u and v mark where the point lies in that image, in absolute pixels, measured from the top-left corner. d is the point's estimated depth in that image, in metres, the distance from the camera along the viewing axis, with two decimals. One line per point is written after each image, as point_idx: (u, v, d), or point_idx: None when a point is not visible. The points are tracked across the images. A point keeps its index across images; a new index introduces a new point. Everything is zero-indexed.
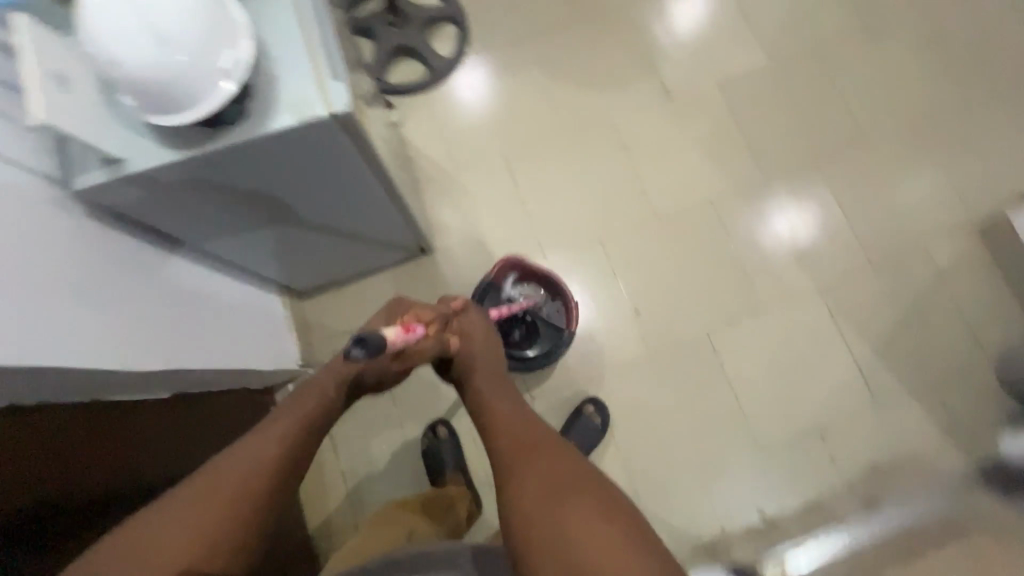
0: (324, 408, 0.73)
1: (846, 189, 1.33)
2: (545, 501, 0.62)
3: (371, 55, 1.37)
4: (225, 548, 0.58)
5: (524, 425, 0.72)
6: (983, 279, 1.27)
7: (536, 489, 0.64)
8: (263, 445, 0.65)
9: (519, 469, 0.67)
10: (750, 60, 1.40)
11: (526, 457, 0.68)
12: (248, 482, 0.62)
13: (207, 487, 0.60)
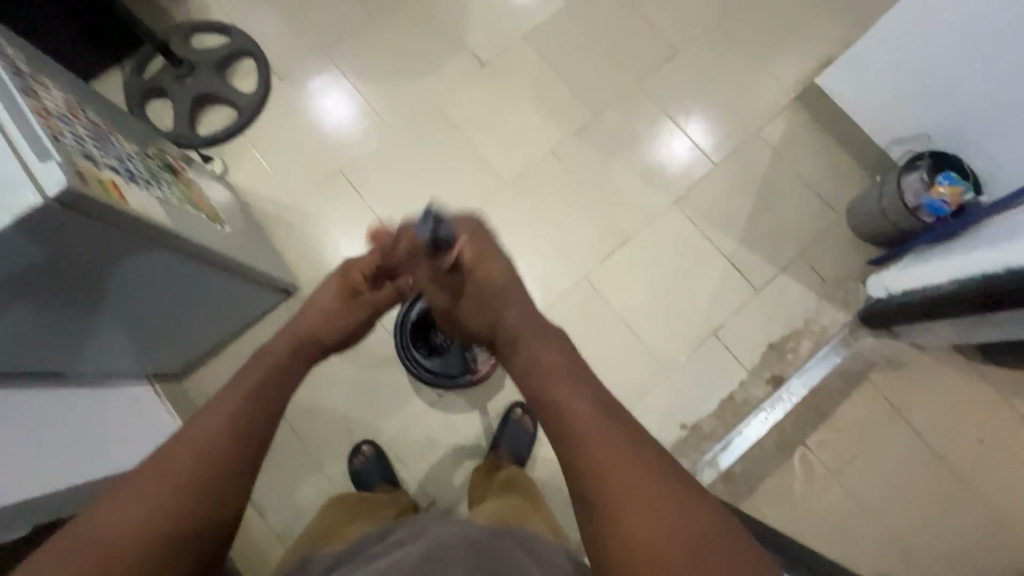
0: (277, 371, 0.66)
1: (671, 100, 1.38)
2: (625, 479, 0.50)
3: (172, 115, 1.31)
4: (175, 528, 0.51)
5: (575, 387, 0.57)
6: (814, 144, 1.34)
7: (612, 472, 0.51)
8: (216, 412, 0.58)
9: (582, 439, 0.53)
10: (548, 6, 1.42)
11: (593, 426, 0.53)
12: (197, 460, 0.54)
13: (163, 463, 0.53)
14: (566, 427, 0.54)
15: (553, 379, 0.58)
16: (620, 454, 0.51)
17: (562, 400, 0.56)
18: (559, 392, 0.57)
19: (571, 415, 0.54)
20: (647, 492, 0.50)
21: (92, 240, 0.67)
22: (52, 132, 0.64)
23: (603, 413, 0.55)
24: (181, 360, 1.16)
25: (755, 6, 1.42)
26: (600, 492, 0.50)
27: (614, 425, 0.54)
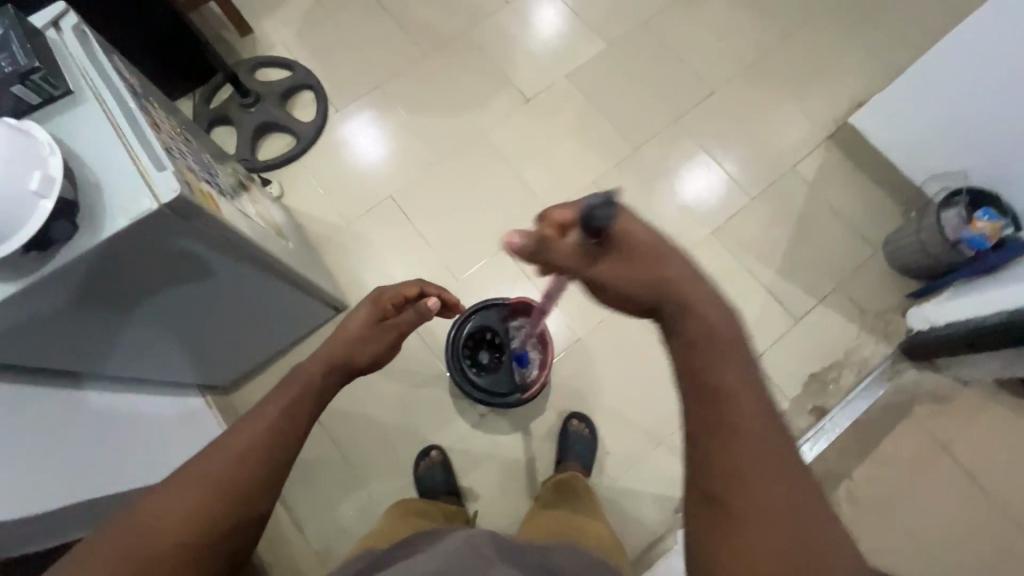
0: (309, 390, 0.66)
1: (709, 136, 1.43)
2: (770, 501, 0.43)
3: (235, 140, 1.39)
4: (202, 531, 0.51)
5: (748, 380, 0.46)
6: (849, 180, 1.38)
7: (757, 484, 0.43)
8: (256, 420, 0.59)
9: (744, 441, 0.44)
10: (590, 49, 1.51)
11: (753, 430, 0.44)
12: (219, 482, 0.53)
13: (185, 482, 0.52)
14: (724, 417, 0.44)
15: (726, 368, 0.46)
16: (774, 470, 0.44)
17: (731, 400, 0.45)
18: (728, 387, 0.45)
19: (734, 413, 0.44)
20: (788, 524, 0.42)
21: (188, 245, 0.72)
22: (166, 148, 0.70)
23: (769, 422, 0.45)
24: (232, 372, 1.19)
25: (788, 51, 1.49)
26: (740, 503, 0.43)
27: (775, 440, 0.44)
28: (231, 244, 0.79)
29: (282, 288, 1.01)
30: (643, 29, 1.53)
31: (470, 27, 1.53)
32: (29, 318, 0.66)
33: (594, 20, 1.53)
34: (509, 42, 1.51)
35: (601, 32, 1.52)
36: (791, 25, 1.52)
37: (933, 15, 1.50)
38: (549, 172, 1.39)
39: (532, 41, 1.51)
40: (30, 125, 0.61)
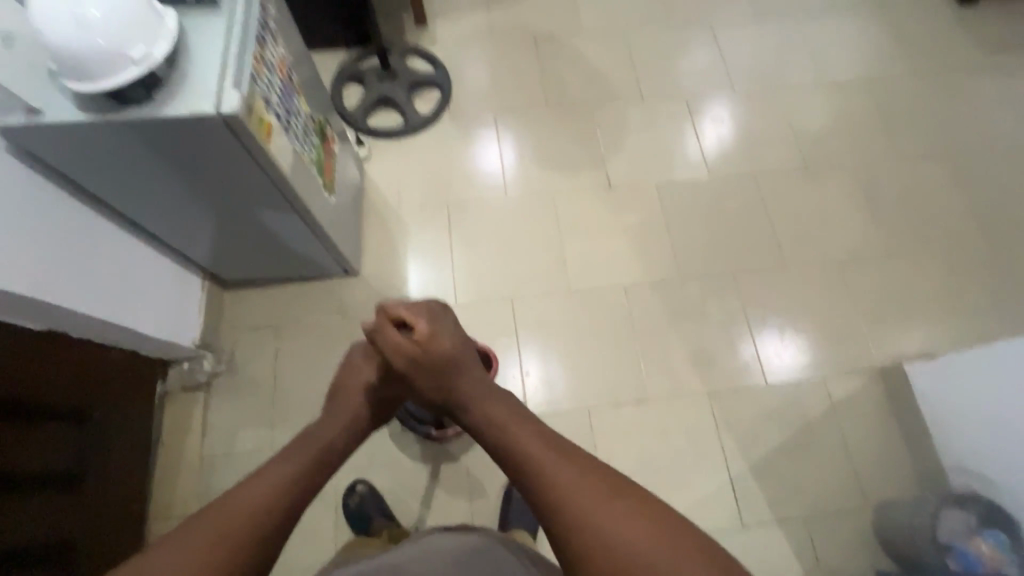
0: (325, 450, 0.68)
1: (757, 305, 1.39)
2: (587, 495, 0.59)
3: (358, 100, 1.57)
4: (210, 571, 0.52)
5: (515, 415, 0.68)
6: (873, 422, 1.27)
7: (576, 496, 0.59)
8: (265, 479, 0.60)
9: (544, 468, 0.61)
10: (691, 173, 1.54)
11: (542, 454, 0.63)
12: (221, 533, 0.54)
13: (190, 544, 0.52)
14: (527, 462, 0.63)
15: (506, 422, 0.67)
16: (574, 472, 0.61)
17: (522, 447, 0.64)
18: (519, 438, 0.65)
19: (527, 455, 0.63)
20: (606, 504, 0.59)
21: (227, 154, 0.83)
22: (254, 72, 0.81)
23: (548, 440, 0.64)
24: (237, 275, 1.31)
25: (877, 271, 1.43)
26: (569, 518, 0.58)
27: (556, 451, 0.63)
28: (264, 174, 0.89)
29: (299, 232, 1.12)
30: (749, 180, 1.53)
31: (598, 104, 1.62)
32: (88, 152, 0.81)
33: (710, 152, 1.57)
34: (623, 132, 1.58)
35: (710, 164, 1.55)
36: (894, 249, 1.46)
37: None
38: (590, 257, 1.42)
39: (643, 142, 1.57)
40: (169, 13, 0.77)
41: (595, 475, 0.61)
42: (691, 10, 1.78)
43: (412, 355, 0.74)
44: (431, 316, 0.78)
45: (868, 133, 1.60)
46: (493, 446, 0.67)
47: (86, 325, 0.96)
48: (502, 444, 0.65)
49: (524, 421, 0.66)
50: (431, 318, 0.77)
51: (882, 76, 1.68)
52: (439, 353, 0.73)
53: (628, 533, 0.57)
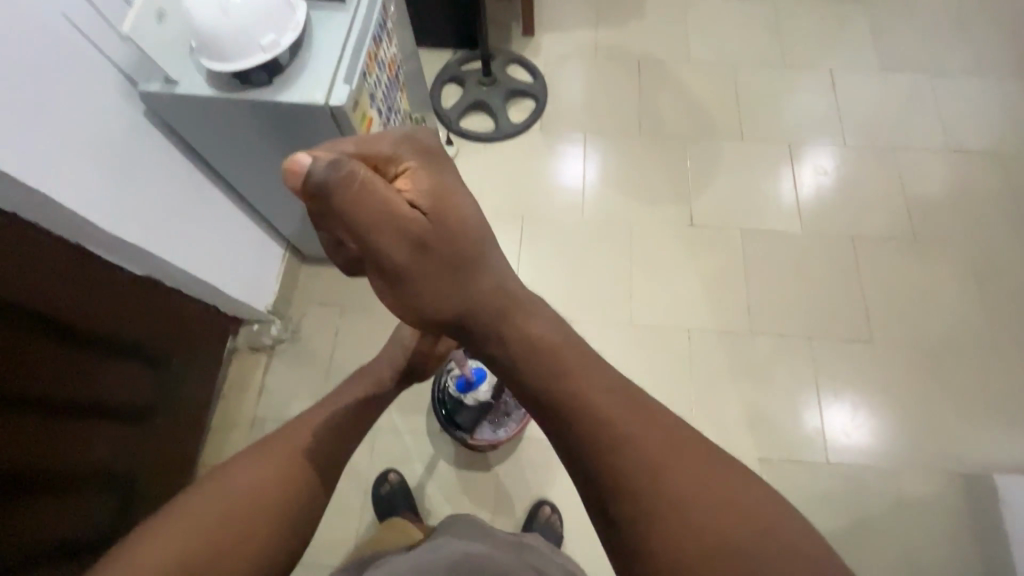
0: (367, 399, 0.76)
1: (831, 376, 1.29)
2: (656, 459, 0.50)
3: (454, 101, 1.59)
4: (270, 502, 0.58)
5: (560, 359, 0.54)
6: (944, 528, 1.15)
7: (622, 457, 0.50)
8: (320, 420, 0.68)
9: (590, 398, 0.51)
10: (782, 224, 1.45)
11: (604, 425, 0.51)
12: (289, 471, 0.61)
13: (255, 468, 0.59)
14: (578, 400, 0.52)
15: (556, 394, 0.52)
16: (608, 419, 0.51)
17: (580, 432, 0.51)
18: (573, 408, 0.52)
19: (597, 433, 0.50)
20: (654, 443, 0.51)
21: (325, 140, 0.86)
22: (365, 69, 0.85)
23: (627, 407, 0.52)
24: (315, 250, 1.38)
25: (979, 364, 1.29)
26: (659, 510, 0.48)
27: (627, 412, 0.52)
28: None
29: None
30: (844, 241, 1.43)
31: (692, 137, 1.57)
32: (210, 119, 0.86)
33: (806, 205, 1.47)
34: (714, 170, 1.52)
35: (804, 219, 1.45)
36: (1006, 344, 1.30)
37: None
38: (658, 293, 1.38)
39: (735, 184, 1.50)
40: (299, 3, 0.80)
41: (624, 401, 0.52)
42: (810, 53, 1.68)
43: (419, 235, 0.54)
44: (422, 156, 0.58)
45: (992, 210, 1.44)
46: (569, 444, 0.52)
47: (183, 279, 1.05)
48: (545, 385, 0.53)
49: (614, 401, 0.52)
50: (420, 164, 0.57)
51: (1020, 152, 1.51)
52: (494, 285, 0.57)
53: (685, 481, 0.49)
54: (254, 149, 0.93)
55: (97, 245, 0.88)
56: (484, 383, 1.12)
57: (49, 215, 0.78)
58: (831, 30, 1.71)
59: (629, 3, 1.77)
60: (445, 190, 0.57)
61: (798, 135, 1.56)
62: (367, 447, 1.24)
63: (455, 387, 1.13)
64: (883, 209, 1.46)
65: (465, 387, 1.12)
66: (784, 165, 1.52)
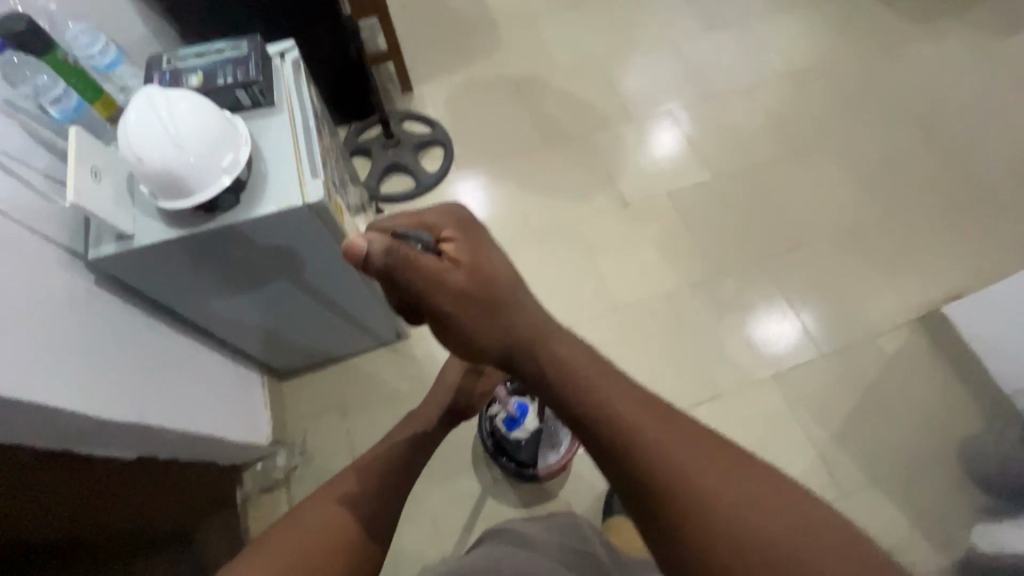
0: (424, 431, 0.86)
1: (791, 283, 1.46)
2: (693, 453, 0.51)
3: (367, 172, 1.60)
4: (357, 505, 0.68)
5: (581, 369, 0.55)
6: (930, 364, 1.34)
7: (656, 451, 0.51)
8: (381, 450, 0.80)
9: (610, 400, 0.54)
10: (696, 177, 1.62)
11: (638, 421, 0.52)
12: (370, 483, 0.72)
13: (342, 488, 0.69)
14: (599, 403, 0.54)
15: (585, 390, 0.54)
16: (634, 417, 0.53)
17: (614, 435, 0.52)
18: (598, 407, 0.54)
19: (636, 433, 0.52)
20: (689, 445, 0.52)
21: (308, 239, 0.83)
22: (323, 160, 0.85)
23: (654, 410, 0.54)
24: (292, 362, 1.29)
25: (886, 229, 1.53)
26: (693, 501, 0.49)
27: (652, 412, 0.53)
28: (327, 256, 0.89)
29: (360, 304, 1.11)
30: (747, 172, 1.63)
31: (592, 132, 1.71)
32: (176, 262, 0.81)
33: (706, 154, 1.66)
34: (623, 153, 1.67)
35: (711, 166, 1.64)
36: (895, 206, 1.57)
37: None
38: (625, 273, 1.48)
39: (644, 158, 1.66)
40: (238, 120, 0.79)
41: (655, 409, 0.54)
42: (650, 33, 1.91)
43: (453, 292, 0.57)
44: (465, 225, 0.61)
45: (836, 110, 1.74)
46: (606, 447, 0.53)
47: (183, 439, 0.94)
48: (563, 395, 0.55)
49: (635, 399, 0.54)
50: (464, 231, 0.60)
51: (833, 61, 1.84)
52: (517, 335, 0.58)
53: (716, 471, 0.51)
54: (224, 277, 0.88)
55: (87, 441, 0.76)
56: (530, 415, 1.15)
57: (36, 426, 0.67)
58: (657, 11, 1.97)
59: (485, 38, 1.90)
60: (484, 257, 0.59)
61: (672, 101, 1.77)
62: (431, 530, 1.19)
63: (505, 425, 1.15)
64: (764, 136, 1.70)
65: (514, 424, 1.14)
66: (674, 128, 1.71)
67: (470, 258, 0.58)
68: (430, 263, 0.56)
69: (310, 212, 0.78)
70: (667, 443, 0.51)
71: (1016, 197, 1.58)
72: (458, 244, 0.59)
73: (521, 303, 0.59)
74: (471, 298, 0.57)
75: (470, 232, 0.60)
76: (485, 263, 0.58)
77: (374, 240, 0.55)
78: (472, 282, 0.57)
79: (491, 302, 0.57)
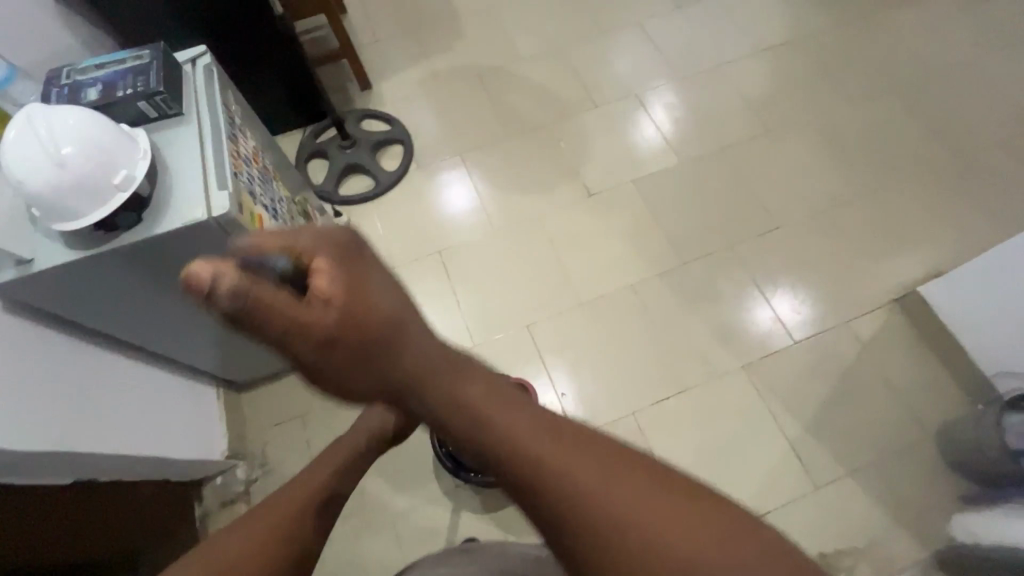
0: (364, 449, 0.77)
1: (763, 269, 1.40)
2: (620, 490, 0.43)
3: (324, 174, 1.56)
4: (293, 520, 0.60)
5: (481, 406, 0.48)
6: (909, 347, 1.28)
7: (574, 496, 0.43)
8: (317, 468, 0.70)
9: (518, 437, 0.46)
10: (663, 162, 1.56)
11: (556, 456, 0.44)
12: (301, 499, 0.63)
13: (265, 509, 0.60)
14: (504, 443, 0.46)
15: (484, 438, 0.46)
16: (545, 455, 0.44)
17: (522, 478, 0.45)
18: (502, 446, 0.46)
19: (546, 476, 0.44)
20: (615, 483, 0.43)
21: (223, 253, 0.80)
22: (235, 169, 0.81)
23: (572, 442, 0.45)
24: (250, 372, 1.26)
25: (863, 207, 1.47)
26: (628, 550, 0.41)
27: (570, 446, 0.45)
28: None
29: None
30: (717, 154, 1.57)
31: (556, 121, 1.66)
32: (87, 285, 0.78)
33: (673, 138, 1.60)
34: (587, 141, 1.61)
35: (679, 150, 1.58)
36: (872, 183, 1.51)
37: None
38: (590, 265, 1.44)
39: (609, 145, 1.60)
40: (138, 132, 0.76)
41: (576, 442, 0.45)
42: (616, 15, 1.85)
43: (321, 332, 0.49)
44: (341, 250, 0.51)
45: (810, 85, 1.67)
46: (514, 493, 0.46)
47: (122, 461, 0.92)
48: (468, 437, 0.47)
49: (550, 432, 0.46)
50: (337, 257, 0.50)
51: (807, 33, 1.76)
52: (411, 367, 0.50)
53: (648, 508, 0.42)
54: (145, 297, 0.85)
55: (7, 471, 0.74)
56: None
57: None
58: None
59: (445, 30, 1.85)
60: (358, 284, 0.50)
61: (639, 84, 1.70)
62: (392, 540, 1.16)
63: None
64: (734, 116, 1.63)
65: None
66: (640, 113, 1.65)
67: (336, 290, 0.49)
68: (291, 303, 0.47)
69: (217, 226, 0.75)
70: (588, 480, 0.43)
71: (1001, 167, 1.51)
72: (324, 272, 0.49)
73: (406, 332, 0.51)
74: (345, 335, 0.49)
75: (343, 258, 0.50)
76: (360, 301, 0.50)
77: (220, 274, 0.45)
78: (346, 316, 0.49)
79: (370, 339, 0.50)
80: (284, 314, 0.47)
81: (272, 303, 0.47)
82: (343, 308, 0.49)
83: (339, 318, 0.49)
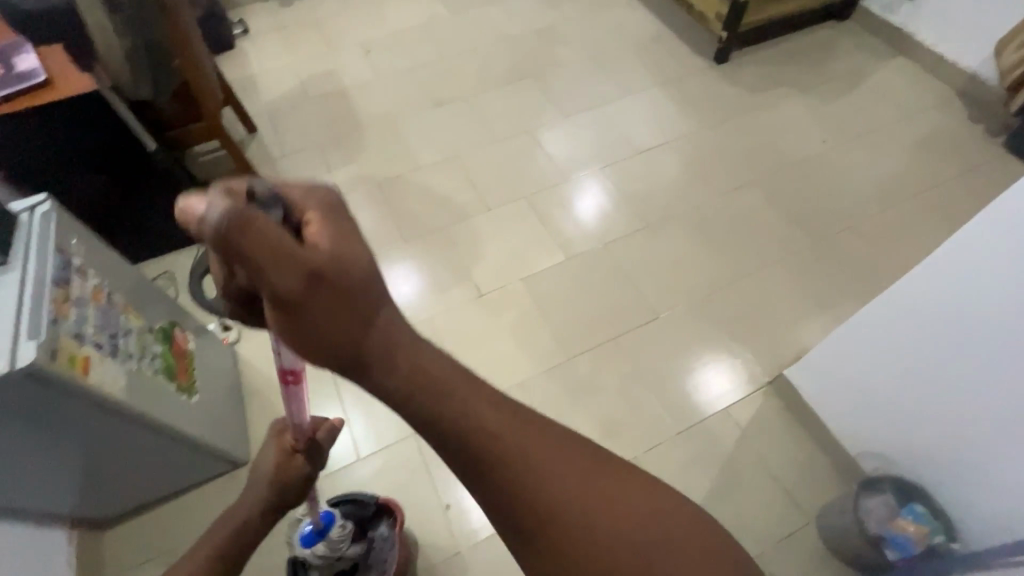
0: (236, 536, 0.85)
1: (646, 359, 1.45)
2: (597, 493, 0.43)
3: (218, 287, 1.57)
4: None
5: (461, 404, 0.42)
6: (783, 429, 1.32)
7: (561, 499, 0.42)
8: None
9: (502, 435, 0.42)
10: (552, 259, 1.65)
11: (544, 463, 0.43)
12: None
13: None
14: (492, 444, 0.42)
15: (478, 436, 0.42)
16: (532, 455, 0.43)
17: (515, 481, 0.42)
18: (495, 444, 0.42)
19: (532, 476, 0.42)
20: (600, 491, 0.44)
21: (33, 401, 0.79)
22: (55, 314, 0.81)
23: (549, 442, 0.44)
24: (109, 509, 1.17)
25: (735, 293, 1.57)
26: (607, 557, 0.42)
27: (550, 445, 0.44)
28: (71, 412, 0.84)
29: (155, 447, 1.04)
30: (602, 249, 1.67)
31: (451, 224, 1.74)
32: None
33: (561, 236, 1.70)
34: (481, 243, 1.69)
35: (567, 247, 1.68)
36: (743, 270, 1.62)
37: (877, 286, 1.60)
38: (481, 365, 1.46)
39: (502, 245, 1.69)
40: None
41: (565, 450, 0.44)
42: (510, 125, 2.01)
43: (303, 276, 0.38)
44: (333, 200, 0.44)
45: (684, 181, 1.83)
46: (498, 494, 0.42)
47: None
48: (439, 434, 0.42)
49: (541, 435, 0.44)
50: (330, 215, 0.43)
51: (679, 135, 1.96)
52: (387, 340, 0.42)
53: (627, 515, 0.43)
54: None
55: None
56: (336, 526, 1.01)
57: None
58: (517, 103, 2.08)
59: (351, 143, 1.97)
60: (346, 235, 0.42)
61: (530, 187, 1.83)
62: None
63: (300, 542, 0.99)
64: (617, 212, 1.75)
65: (313, 538, 0.99)
66: (530, 213, 1.76)
67: (325, 240, 0.41)
68: (275, 237, 0.37)
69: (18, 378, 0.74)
70: (578, 486, 0.43)
71: (851, 250, 1.66)
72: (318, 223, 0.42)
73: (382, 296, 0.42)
74: (325, 287, 0.39)
75: (333, 209, 0.44)
76: (349, 249, 0.41)
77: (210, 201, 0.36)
78: (327, 269, 0.40)
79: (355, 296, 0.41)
80: (262, 249, 0.37)
81: (257, 231, 0.36)
82: (336, 263, 0.40)
83: (344, 270, 0.40)
